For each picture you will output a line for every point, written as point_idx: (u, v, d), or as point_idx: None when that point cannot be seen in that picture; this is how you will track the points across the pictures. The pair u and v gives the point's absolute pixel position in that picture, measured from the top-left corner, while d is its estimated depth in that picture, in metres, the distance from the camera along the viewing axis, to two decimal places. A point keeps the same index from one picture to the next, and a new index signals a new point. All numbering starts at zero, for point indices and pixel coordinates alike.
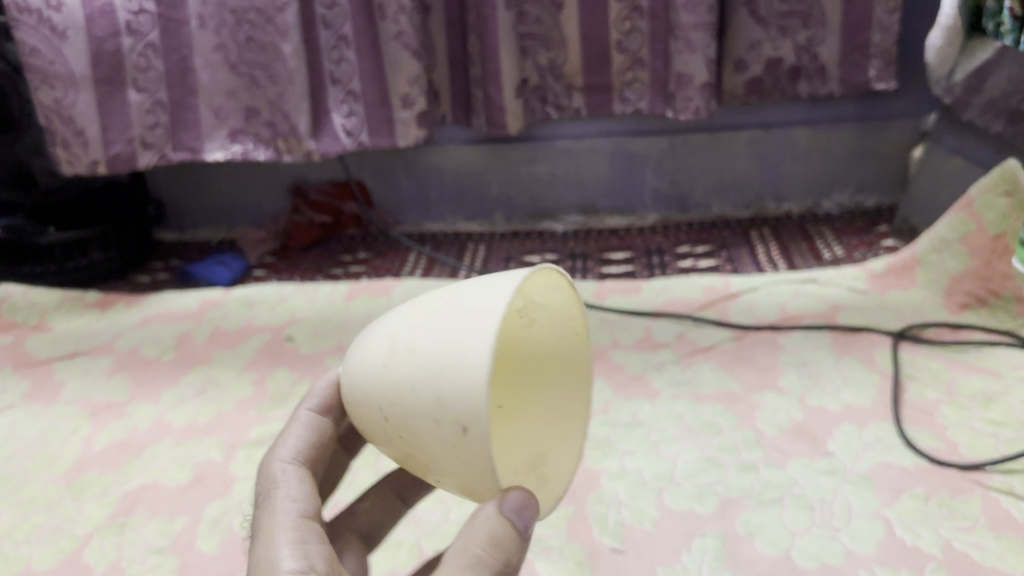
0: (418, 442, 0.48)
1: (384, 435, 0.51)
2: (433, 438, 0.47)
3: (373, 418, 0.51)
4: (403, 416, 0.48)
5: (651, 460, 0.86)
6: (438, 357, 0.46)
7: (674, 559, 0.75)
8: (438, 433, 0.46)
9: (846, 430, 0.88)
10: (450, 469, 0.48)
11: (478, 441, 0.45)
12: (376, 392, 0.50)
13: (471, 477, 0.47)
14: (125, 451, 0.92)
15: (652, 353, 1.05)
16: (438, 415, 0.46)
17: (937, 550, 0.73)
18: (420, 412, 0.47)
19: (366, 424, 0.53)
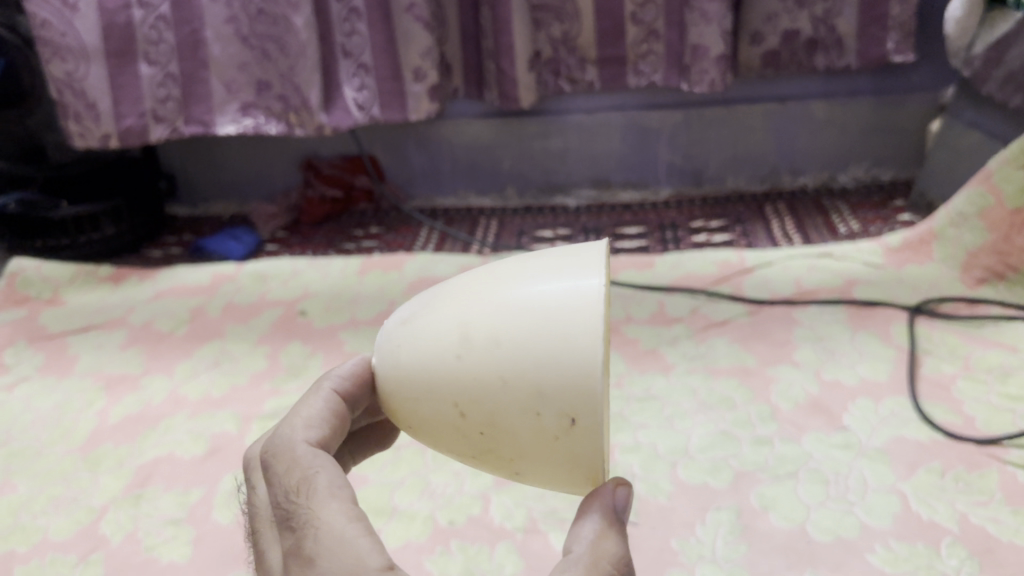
0: (512, 439, 0.47)
1: (460, 433, 0.49)
2: (531, 431, 0.46)
3: (445, 414, 0.48)
4: (489, 409, 0.47)
5: (666, 433, 0.86)
6: (535, 350, 0.45)
7: (688, 532, 0.75)
8: (536, 426, 0.46)
9: (861, 405, 0.88)
10: (544, 460, 0.47)
11: (590, 433, 0.45)
12: (444, 389, 0.48)
13: (570, 466, 0.47)
14: (139, 424, 0.92)
15: (666, 329, 1.04)
16: (540, 409, 0.45)
17: (954, 524, 0.73)
18: (514, 409, 0.46)
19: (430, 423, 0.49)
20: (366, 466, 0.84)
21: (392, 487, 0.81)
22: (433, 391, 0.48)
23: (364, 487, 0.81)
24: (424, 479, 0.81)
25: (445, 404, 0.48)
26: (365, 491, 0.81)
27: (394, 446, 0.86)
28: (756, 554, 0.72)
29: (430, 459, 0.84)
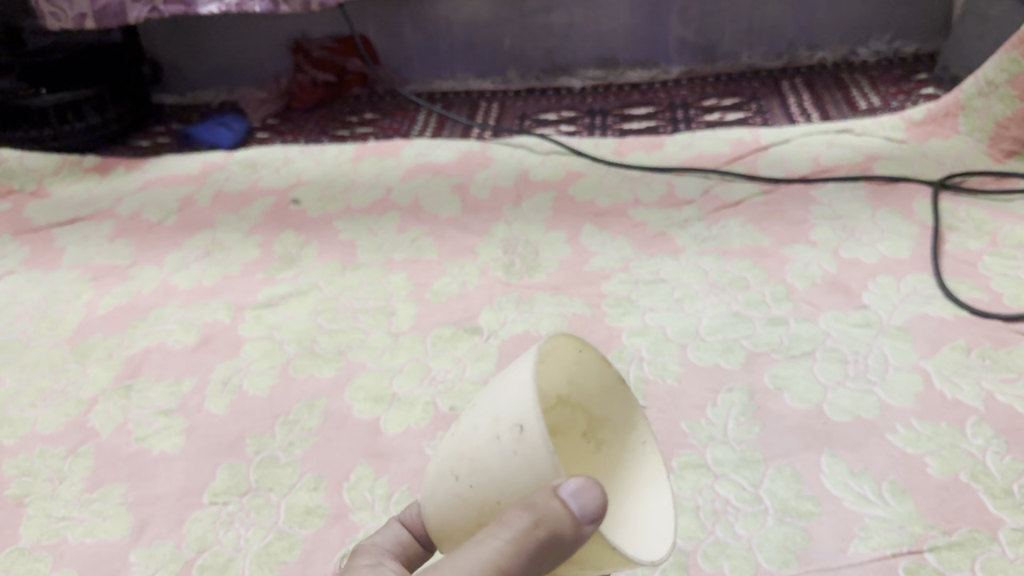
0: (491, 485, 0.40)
1: (465, 507, 0.41)
2: (498, 465, 0.39)
3: (454, 493, 0.42)
4: (472, 464, 0.41)
5: (674, 316, 0.82)
6: (487, 395, 0.43)
7: (698, 415, 0.71)
8: (499, 457, 0.39)
9: (882, 282, 0.83)
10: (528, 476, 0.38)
11: (538, 440, 0.38)
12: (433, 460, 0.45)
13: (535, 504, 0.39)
14: (128, 315, 0.88)
15: (676, 210, 0.99)
16: (497, 430, 0.40)
17: (979, 403, 0.69)
18: (485, 456, 0.40)
19: (450, 508, 0.42)
20: (363, 354, 0.80)
21: (391, 374, 0.78)
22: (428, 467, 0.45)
23: (363, 373, 0.78)
24: (427, 364, 0.78)
25: (436, 476, 0.43)
26: (363, 378, 0.78)
27: (393, 333, 0.83)
28: (771, 436, 0.69)
29: (430, 345, 0.81)
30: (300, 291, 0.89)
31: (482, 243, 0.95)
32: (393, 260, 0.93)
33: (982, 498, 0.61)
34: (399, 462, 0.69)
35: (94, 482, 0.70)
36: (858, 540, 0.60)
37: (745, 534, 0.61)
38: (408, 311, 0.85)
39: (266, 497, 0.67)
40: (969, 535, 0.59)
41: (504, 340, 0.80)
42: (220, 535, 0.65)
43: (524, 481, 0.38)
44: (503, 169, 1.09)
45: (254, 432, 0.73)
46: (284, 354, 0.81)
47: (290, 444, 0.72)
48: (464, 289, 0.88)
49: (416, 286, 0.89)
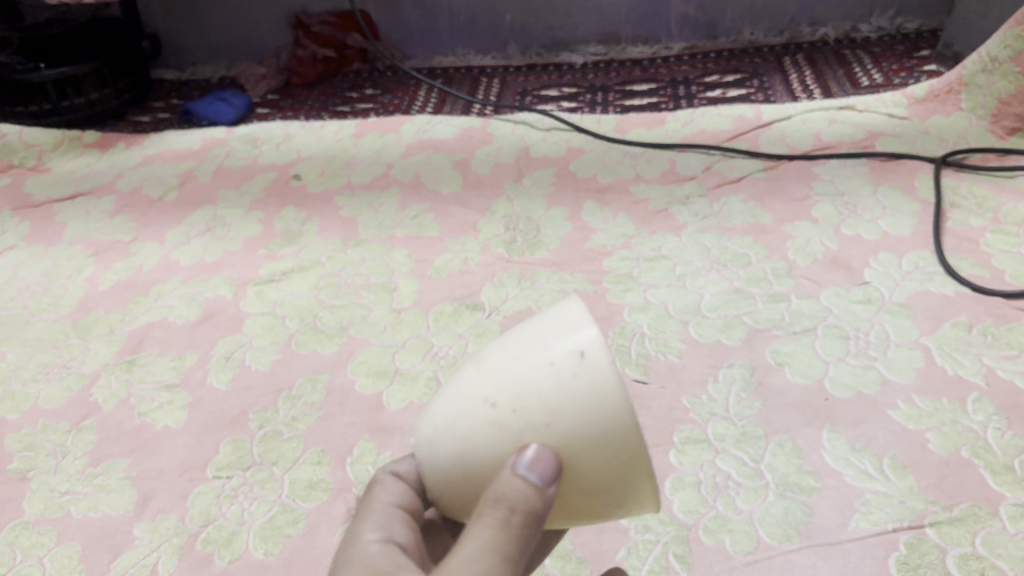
0: (540, 409, 0.37)
1: (500, 436, 0.37)
2: (553, 395, 0.37)
3: (489, 422, 0.38)
4: (517, 390, 0.37)
5: (676, 293, 0.82)
6: (526, 328, 0.40)
7: (700, 390, 0.72)
8: (552, 384, 0.37)
9: (884, 259, 0.83)
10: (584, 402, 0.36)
11: (602, 368, 0.36)
12: (451, 393, 0.40)
13: (585, 433, 0.36)
14: (130, 290, 0.88)
15: (677, 187, 0.98)
16: (550, 359, 0.37)
17: (980, 380, 0.69)
18: (537, 380, 0.37)
19: (477, 440, 0.38)
20: (365, 330, 0.80)
21: (394, 349, 0.78)
22: (445, 401, 0.40)
23: (365, 349, 0.78)
24: (429, 340, 0.78)
25: (461, 408, 0.39)
26: (366, 353, 0.78)
27: (395, 309, 0.83)
28: (772, 411, 0.69)
29: (432, 321, 0.81)
30: (302, 266, 0.89)
31: (483, 220, 0.95)
32: (394, 236, 0.93)
33: (983, 473, 0.62)
34: (402, 437, 0.69)
35: (98, 456, 0.70)
36: (859, 515, 0.60)
37: (747, 508, 0.62)
38: (410, 287, 0.85)
39: (269, 471, 0.67)
40: (970, 511, 0.59)
41: (506, 316, 0.81)
42: (224, 509, 0.65)
43: (582, 414, 0.36)
44: (504, 145, 1.08)
45: (257, 407, 0.73)
46: (286, 330, 0.81)
47: (293, 419, 0.72)
48: (465, 266, 0.88)
49: (418, 262, 0.89)
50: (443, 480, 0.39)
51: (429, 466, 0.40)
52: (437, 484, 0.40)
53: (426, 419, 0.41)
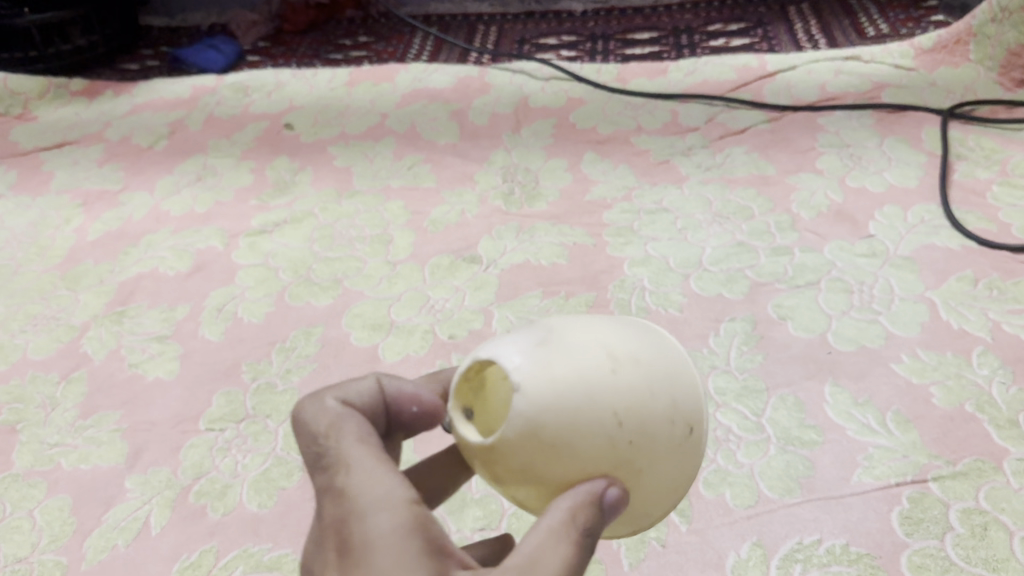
0: (648, 454, 0.35)
1: (609, 458, 0.34)
2: (664, 452, 0.36)
3: (608, 437, 0.34)
4: (645, 424, 0.35)
5: (677, 246, 0.81)
6: (633, 339, 0.37)
7: (701, 344, 0.70)
8: (669, 439, 0.36)
9: (889, 212, 0.82)
10: (672, 472, 0.37)
11: (699, 444, 0.37)
12: (565, 365, 0.35)
13: (659, 487, 0.37)
14: (120, 240, 0.87)
15: (679, 139, 0.96)
16: (677, 417, 0.36)
17: (985, 334, 0.68)
18: (660, 427, 0.35)
19: (585, 447, 0.34)
20: (360, 282, 0.79)
21: (389, 302, 0.76)
22: (559, 371, 0.34)
23: (360, 301, 0.77)
24: (424, 294, 0.77)
25: (584, 398, 0.34)
26: (361, 306, 0.76)
27: (390, 262, 0.81)
28: (774, 365, 0.68)
29: (428, 274, 0.79)
30: (295, 217, 0.87)
31: (481, 171, 0.93)
32: (389, 187, 0.91)
33: (987, 428, 0.61)
34: None
35: (88, 408, 0.69)
36: (861, 469, 0.59)
37: (747, 462, 0.61)
38: (405, 239, 0.84)
39: (263, 423, 0.66)
40: (973, 465, 0.58)
41: (504, 269, 0.79)
42: (217, 461, 0.64)
43: (668, 477, 0.36)
44: (502, 95, 1.06)
45: (250, 359, 0.72)
46: (278, 281, 0.79)
47: (286, 372, 0.71)
48: (462, 218, 0.86)
49: (414, 214, 0.87)
50: (516, 454, 0.34)
51: (517, 430, 0.34)
52: (504, 448, 0.34)
53: (530, 374, 0.34)
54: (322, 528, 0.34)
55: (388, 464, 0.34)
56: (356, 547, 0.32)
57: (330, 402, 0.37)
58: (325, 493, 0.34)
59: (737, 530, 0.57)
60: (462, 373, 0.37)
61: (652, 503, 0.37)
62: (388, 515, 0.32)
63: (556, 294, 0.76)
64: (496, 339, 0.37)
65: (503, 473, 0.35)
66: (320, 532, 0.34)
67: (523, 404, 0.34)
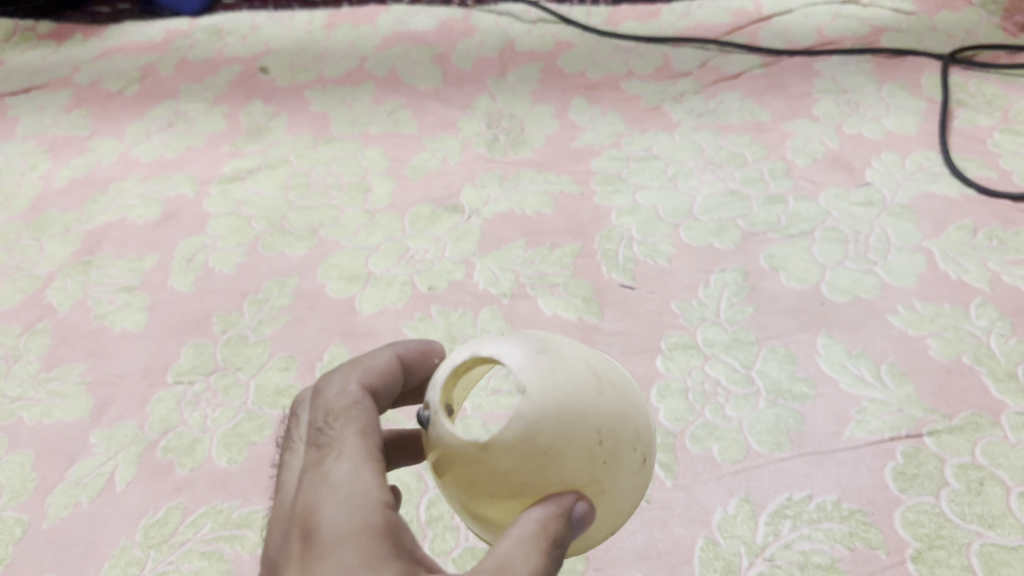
0: (616, 478, 0.34)
1: (586, 474, 0.33)
2: (626, 481, 0.35)
3: (590, 452, 0.33)
4: (621, 446, 0.34)
5: (667, 194, 0.78)
6: (611, 367, 0.37)
7: (690, 296, 0.68)
8: (632, 467, 0.35)
9: (887, 160, 0.79)
10: (625, 505, 0.35)
11: (646, 481, 0.37)
12: (565, 375, 0.34)
13: (613, 514, 0.35)
14: (88, 188, 0.83)
15: (671, 84, 0.93)
16: (641, 450, 0.35)
17: (984, 285, 0.65)
18: (629, 453, 0.35)
19: (569, 458, 0.33)
20: (336, 232, 0.76)
21: (366, 252, 0.73)
22: (560, 378, 0.33)
23: (336, 252, 0.74)
24: (403, 244, 0.74)
25: (577, 409, 0.33)
26: (337, 256, 0.73)
27: (368, 210, 0.78)
28: (765, 317, 0.65)
29: (408, 223, 0.76)
30: (269, 164, 0.84)
31: (464, 117, 0.89)
32: (368, 134, 0.88)
33: (985, 381, 0.58)
34: (375, 343, 0.65)
35: (52, 360, 0.67)
36: (854, 423, 0.57)
37: (736, 415, 0.59)
38: (385, 187, 0.81)
39: (234, 376, 0.64)
40: (970, 420, 0.56)
41: (486, 219, 0.76)
42: (185, 415, 0.61)
43: (621, 507, 0.35)
44: (487, 39, 1.02)
45: (221, 311, 0.69)
46: (251, 231, 0.76)
47: (259, 324, 0.68)
48: (444, 166, 0.83)
49: (394, 161, 0.84)
50: (503, 459, 0.32)
51: (512, 432, 0.32)
52: (493, 447, 0.32)
53: (535, 376, 0.33)
54: (295, 509, 0.34)
55: (376, 461, 0.35)
56: (324, 537, 0.32)
57: (350, 385, 0.38)
58: (310, 477, 0.35)
59: (724, 485, 0.55)
60: (454, 366, 0.35)
61: (600, 532, 0.36)
62: (362, 513, 0.33)
63: (541, 245, 0.73)
64: (492, 340, 0.35)
65: (475, 479, 0.33)
66: (293, 512, 0.34)
67: (525, 407, 0.32)
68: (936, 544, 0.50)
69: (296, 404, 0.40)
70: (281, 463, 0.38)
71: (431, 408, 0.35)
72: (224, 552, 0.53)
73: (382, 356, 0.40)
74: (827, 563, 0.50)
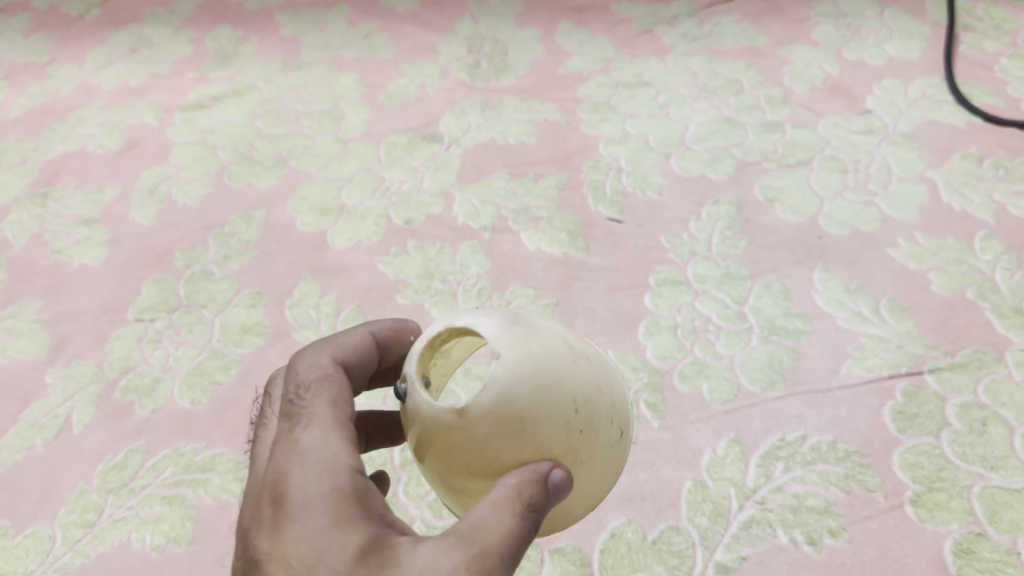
0: (593, 449, 0.31)
1: (564, 441, 0.29)
2: (602, 453, 0.31)
3: (567, 419, 0.29)
4: (598, 416, 0.31)
5: (658, 123, 0.74)
6: (587, 343, 0.33)
7: (680, 229, 0.64)
8: (609, 440, 0.31)
9: (889, 87, 0.75)
10: (602, 481, 0.32)
11: (624, 457, 0.33)
12: (540, 343, 0.30)
13: (592, 485, 0.32)
14: (46, 117, 0.79)
15: (663, 5, 0.87)
16: (617, 422, 0.32)
17: (989, 216, 0.62)
18: (606, 425, 0.31)
19: (546, 426, 0.29)
20: (308, 162, 0.72)
21: (339, 184, 0.69)
22: (535, 345, 0.30)
23: (307, 183, 0.70)
24: (378, 175, 0.70)
25: (552, 377, 0.29)
26: (309, 188, 0.69)
27: (341, 140, 0.74)
28: (759, 250, 0.62)
29: (384, 153, 0.72)
30: (238, 91, 0.79)
31: (444, 42, 0.84)
32: (342, 59, 0.83)
33: (988, 317, 0.55)
34: (347, 279, 0.62)
35: (7, 298, 0.63)
36: (851, 361, 0.54)
37: (727, 353, 0.56)
38: (359, 116, 0.76)
39: (198, 313, 0.60)
40: (973, 356, 0.53)
41: (466, 149, 0.72)
42: (146, 354, 0.58)
43: (598, 479, 0.32)
44: None
45: (184, 245, 0.65)
46: (217, 161, 0.72)
47: (224, 259, 0.64)
48: (422, 93, 0.78)
49: (369, 88, 0.79)
50: (477, 428, 0.28)
51: (488, 397, 0.28)
52: (464, 415, 0.28)
53: (511, 342, 0.29)
54: (262, 481, 0.31)
55: (348, 429, 0.32)
56: (292, 506, 0.29)
57: (322, 357, 0.35)
58: (278, 447, 0.31)
59: (713, 426, 0.52)
60: (428, 337, 0.31)
61: (580, 503, 0.32)
62: (332, 479, 0.29)
63: (525, 176, 0.69)
64: (466, 309, 0.32)
65: (448, 449, 0.29)
66: (260, 485, 0.31)
67: (499, 371, 0.29)
68: (935, 486, 0.47)
69: (269, 381, 0.37)
70: (251, 439, 0.35)
71: (406, 378, 0.31)
72: (186, 497, 0.51)
73: (356, 331, 0.37)
74: (821, 506, 0.48)
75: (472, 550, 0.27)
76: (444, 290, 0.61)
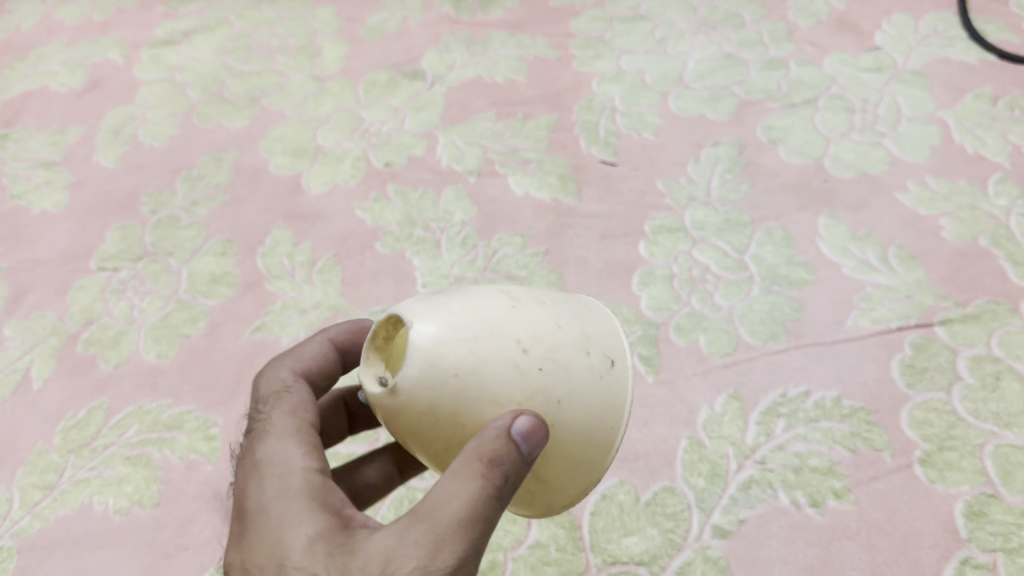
0: (565, 381, 0.27)
1: (518, 386, 0.26)
2: (583, 383, 0.28)
3: (513, 363, 0.26)
4: (555, 348, 0.27)
5: (654, 60, 0.70)
6: (542, 287, 0.30)
7: (678, 173, 0.61)
8: (587, 370, 0.28)
9: (899, 22, 0.70)
10: (601, 414, 0.28)
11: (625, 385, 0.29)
12: (464, 304, 0.28)
13: (591, 429, 0.28)
14: (6, 54, 0.74)
15: None
16: (591, 349, 0.28)
17: (1004, 159, 0.58)
18: (574, 355, 0.28)
19: (493, 379, 0.26)
20: (282, 101, 0.68)
21: (314, 124, 0.65)
22: (456, 308, 0.27)
23: (281, 124, 0.66)
24: (357, 115, 0.66)
25: (483, 327, 0.27)
26: (283, 129, 0.65)
27: (317, 78, 0.70)
28: (761, 195, 0.59)
29: (363, 92, 0.68)
30: (209, 27, 0.75)
31: None
32: None
33: (1002, 266, 0.52)
34: (323, 226, 0.58)
35: None
36: (857, 312, 0.51)
37: (726, 304, 0.52)
38: (336, 52, 0.72)
39: (164, 262, 0.57)
40: (987, 307, 0.50)
41: (451, 87, 0.68)
42: (109, 305, 0.55)
43: (592, 413, 0.28)
44: None
45: (150, 190, 0.62)
46: (186, 100, 0.68)
47: (192, 204, 0.60)
48: (403, 28, 0.74)
49: (347, 23, 0.75)
50: (416, 403, 0.26)
51: (414, 371, 0.26)
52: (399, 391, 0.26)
53: (428, 312, 0.27)
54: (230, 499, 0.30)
55: (312, 435, 0.30)
56: (252, 516, 0.28)
57: (281, 372, 0.33)
58: (240, 463, 0.30)
59: (711, 381, 0.49)
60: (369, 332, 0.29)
61: (589, 444, 0.29)
62: (286, 482, 0.28)
63: (512, 116, 0.65)
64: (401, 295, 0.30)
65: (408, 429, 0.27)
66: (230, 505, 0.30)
67: (417, 340, 0.26)
68: (946, 445, 0.45)
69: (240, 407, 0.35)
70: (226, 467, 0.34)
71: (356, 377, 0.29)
72: (151, 457, 0.48)
73: (315, 342, 0.35)
74: (825, 466, 0.45)
75: (427, 520, 0.25)
76: (426, 237, 0.57)
